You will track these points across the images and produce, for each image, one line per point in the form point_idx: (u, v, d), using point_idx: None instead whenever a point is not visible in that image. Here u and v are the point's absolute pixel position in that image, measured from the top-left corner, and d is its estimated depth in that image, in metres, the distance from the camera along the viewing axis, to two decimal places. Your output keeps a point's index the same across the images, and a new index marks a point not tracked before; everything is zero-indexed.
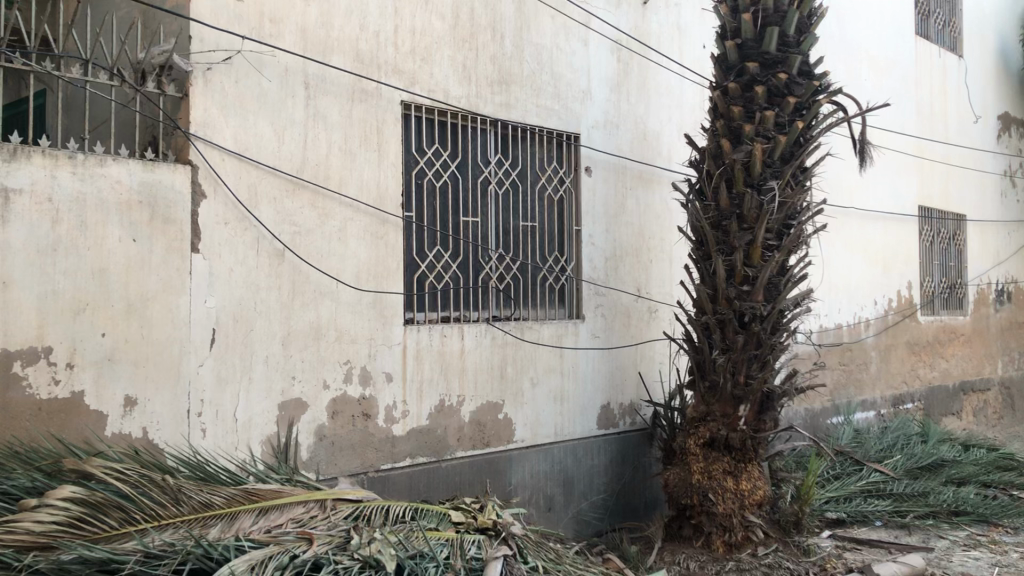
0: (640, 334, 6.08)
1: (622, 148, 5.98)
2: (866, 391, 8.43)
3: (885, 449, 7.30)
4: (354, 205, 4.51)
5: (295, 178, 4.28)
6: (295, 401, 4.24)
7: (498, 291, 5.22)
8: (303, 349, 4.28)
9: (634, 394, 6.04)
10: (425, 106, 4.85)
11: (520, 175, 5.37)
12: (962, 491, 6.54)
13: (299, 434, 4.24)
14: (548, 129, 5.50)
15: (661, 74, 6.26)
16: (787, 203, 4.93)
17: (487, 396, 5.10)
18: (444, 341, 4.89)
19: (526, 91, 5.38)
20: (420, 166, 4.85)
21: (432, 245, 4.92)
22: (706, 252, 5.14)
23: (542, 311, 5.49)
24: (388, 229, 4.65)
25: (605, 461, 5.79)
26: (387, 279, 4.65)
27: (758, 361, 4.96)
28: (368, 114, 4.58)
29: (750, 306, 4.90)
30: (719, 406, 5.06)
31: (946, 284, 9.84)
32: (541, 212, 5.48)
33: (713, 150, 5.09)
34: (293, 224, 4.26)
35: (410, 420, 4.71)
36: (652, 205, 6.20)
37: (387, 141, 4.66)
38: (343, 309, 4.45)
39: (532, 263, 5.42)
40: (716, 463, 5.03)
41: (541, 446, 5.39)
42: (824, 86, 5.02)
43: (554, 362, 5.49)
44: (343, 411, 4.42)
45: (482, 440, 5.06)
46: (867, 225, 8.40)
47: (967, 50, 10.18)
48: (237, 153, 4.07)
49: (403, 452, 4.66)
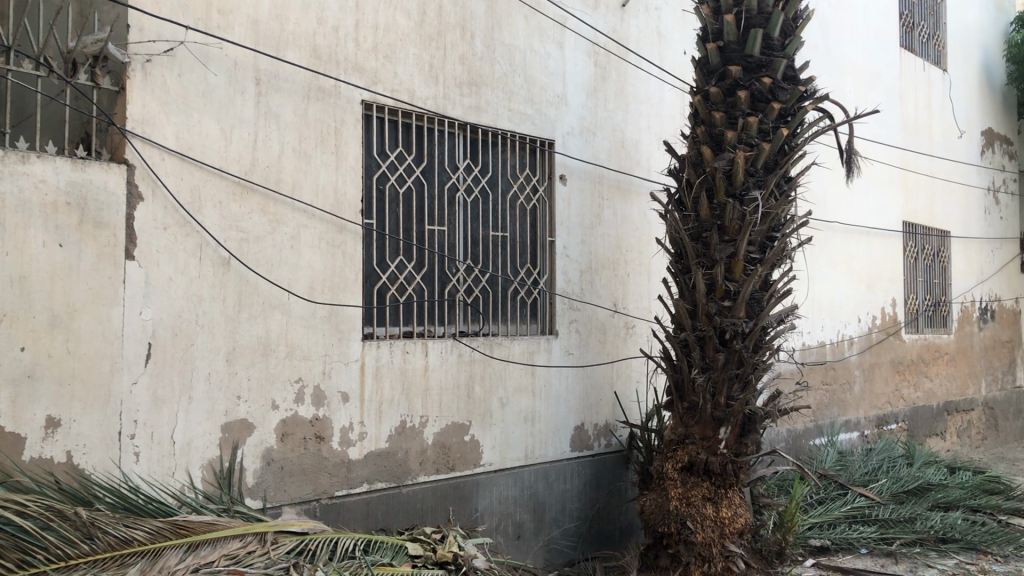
0: (617, 352, 5.79)
1: (599, 156, 5.70)
2: (849, 412, 8.18)
3: (869, 472, 7.05)
4: (308, 210, 4.20)
5: (243, 181, 3.96)
6: (240, 422, 3.91)
7: (466, 305, 4.91)
8: (249, 366, 3.95)
9: (609, 414, 5.73)
10: (389, 107, 4.56)
11: (491, 182, 5.08)
12: (950, 517, 6.25)
13: (244, 458, 3.90)
14: (522, 134, 5.22)
15: (640, 81, 6.01)
16: (772, 214, 4.66)
17: (452, 417, 4.78)
18: (406, 358, 4.57)
19: (498, 94, 5.10)
20: (382, 170, 4.55)
21: (394, 256, 4.61)
22: (685, 265, 4.86)
23: (512, 327, 5.19)
24: (346, 237, 4.34)
25: (578, 486, 5.48)
26: (344, 291, 4.33)
27: (739, 381, 4.68)
28: (325, 114, 4.28)
29: (730, 323, 4.63)
30: (699, 428, 4.76)
31: (931, 302, 9.64)
32: (512, 221, 5.18)
33: (693, 158, 4.83)
34: (240, 230, 3.95)
35: (368, 442, 4.38)
36: (630, 216, 5.92)
37: (345, 143, 4.36)
38: (295, 322, 4.13)
39: (502, 275, 5.12)
40: (695, 489, 4.72)
41: (510, 469, 5.07)
42: (810, 91, 4.77)
43: (525, 381, 5.18)
44: (293, 433, 4.09)
45: (447, 464, 4.73)
46: (851, 241, 8.18)
47: (951, 64, 10.03)
48: (179, 153, 3.76)
49: (359, 477, 4.32)
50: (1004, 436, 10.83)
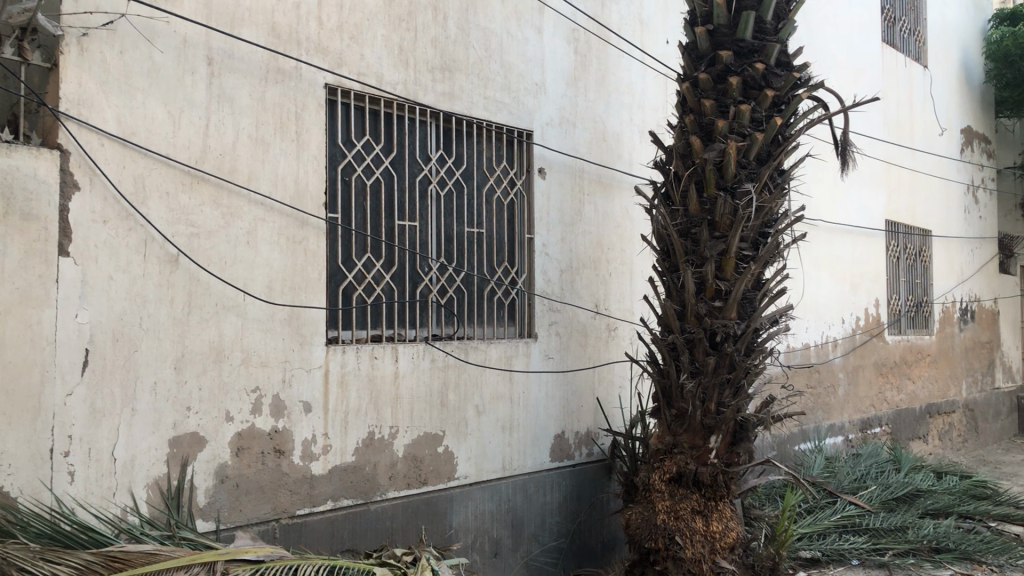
0: (598, 356, 5.48)
1: (579, 149, 5.39)
2: (833, 415, 7.95)
3: (857, 479, 6.81)
4: (265, 203, 3.83)
5: (193, 170, 3.59)
6: (190, 436, 3.54)
7: (439, 306, 4.57)
8: (201, 374, 3.58)
9: (591, 422, 5.42)
10: (355, 92, 4.21)
11: (465, 175, 4.75)
12: (943, 526, 6.00)
13: (195, 475, 3.53)
14: (498, 124, 4.89)
15: (622, 69, 5.71)
16: (766, 208, 4.38)
17: (425, 426, 4.43)
18: (374, 364, 4.22)
19: (473, 80, 4.77)
20: (348, 161, 4.20)
21: (362, 253, 4.26)
22: (673, 264, 4.55)
23: (489, 330, 4.85)
24: (308, 233, 3.99)
25: (559, 498, 5.16)
26: (305, 291, 3.97)
27: (731, 386, 4.38)
28: (285, 98, 3.92)
29: (722, 325, 4.33)
30: (688, 437, 4.45)
31: (913, 303, 9.46)
32: (488, 217, 4.86)
33: (682, 149, 4.53)
34: (190, 224, 3.58)
35: (333, 456, 4.02)
36: (612, 212, 5.62)
37: (307, 130, 4.00)
38: (252, 325, 3.76)
39: (478, 274, 4.79)
40: (684, 502, 4.41)
41: (486, 482, 4.74)
42: (805, 78, 4.48)
43: (502, 388, 4.85)
44: (250, 447, 3.73)
45: (419, 478, 4.38)
46: (835, 240, 7.95)
47: (931, 59, 9.86)
48: (121, 138, 3.38)
49: (323, 494, 3.97)
50: (984, 438, 10.69)
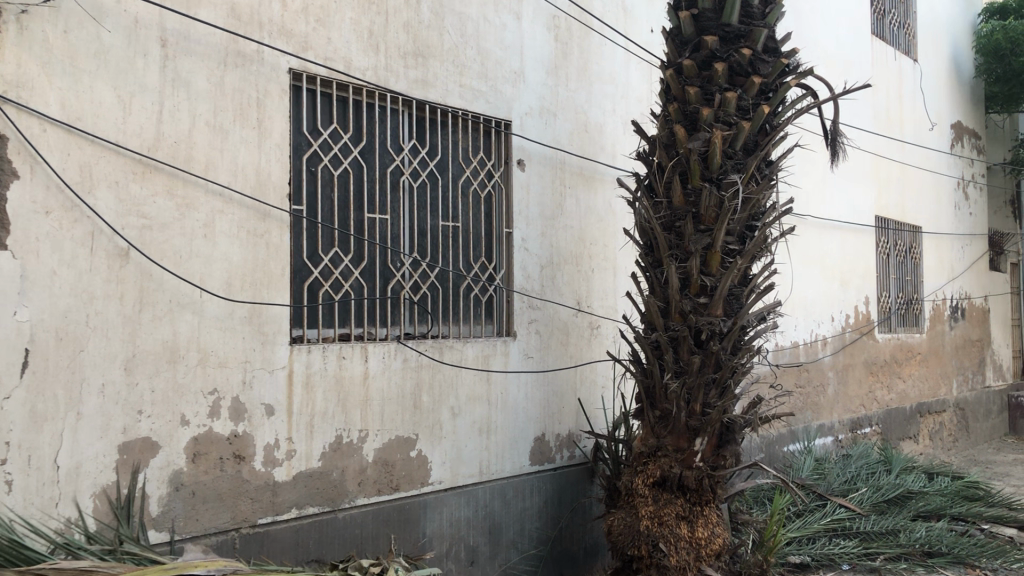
0: (580, 355, 5.28)
1: (560, 140, 5.20)
2: (823, 415, 7.78)
3: (848, 481, 6.64)
4: (224, 194, 3.62)
5: (145, 158, 3.37)
6: (142, 441, 3.32)
7: (412, 303, 4.37)
8: (153, 375, 3.36)
9: (572, 423, 5.22)
10: (322, 78, 4.00)
11: (440, 166, 4.55)
12: (935, 529, 5.83)
13: (147, 483, 3.31)
14: (474, 113, 4.69)
15: (604, 58, 5.51)
16: (752, 200, 4.19)
17: (397, 430, 4.23)
18: (342, 364, 4.01)
19: (447, 67, 4.56)
20: (314, 150, 3.99)
21: (328, 247, 4.04)
22: (656, 258, 4.35)
23: (465, 328, 4.65)
24: (270, 226, 3.77)
25: (539, 503, 4.97)
26: (267, 287, 3.75)
27: (717, 386, 4.19)
28: (246, 83, 3.71)
29: (707, 322, 4.14)
30: (672, 439, 4.25)
31: (903, 300, 9.30)
32: (464, 210, 4.66)
33: (665, 138, 4.33)
34: (141, 216, 3.36)
35: (297, 462, 3.81)
36: (594, 206, 5.42)
37: (269, 117, 3.79)
38: (209, 324, 3.54)
39: (453, 270, 4.59)
40: (668, 507, 4.20)
41: (462, 487, 4.54)
42: (792, 65, 4.31)
43: (479, 388, 4.65)
44: (207, 453, 3.51)
45: (391, 484, 4.18)
46: (824, 236, 7.78)
47: (921, 53, 9.72)
48: (66, 123, 3.15)
49: (287, 502, 3.76)
50: (975, 438, 10.55)
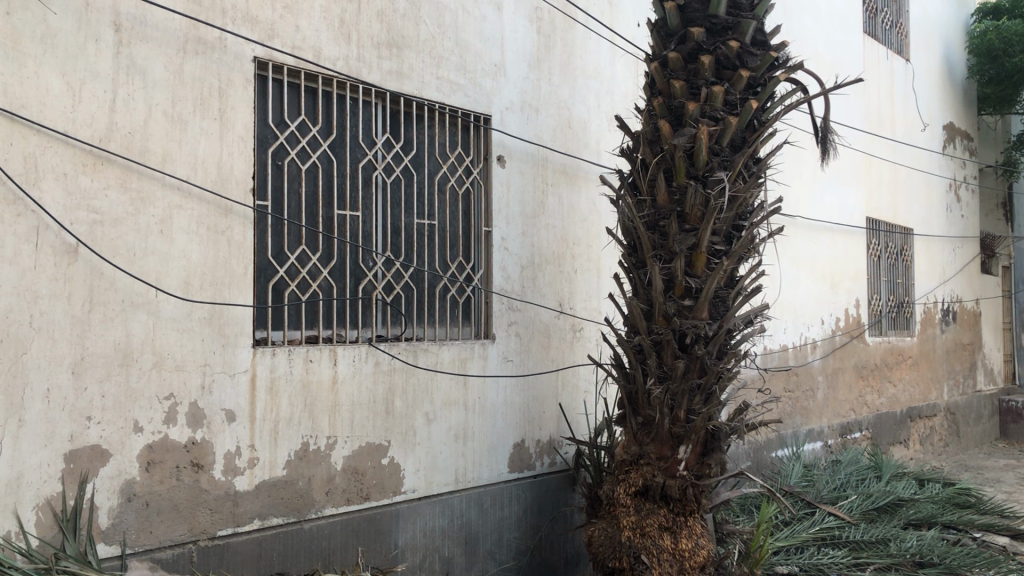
0: (562, 359, 5.11)
1: (542, 136, 5.02)
2: (812, 420, 7.63)
3: (838, 488, 6.49)
4: (182, 187, 3.43)
5: (96, 149, 3.18)
6: (90, 450, 3.12)
7: (384, 304, 4.20)
8: (103, 380, 3.17)
9: (553, 429, 5.04)
10: (289, 67, 3.82)
11: (415, 161, 4.37)
12: (927, 539, 5.66)
13: (97, 493, 3.12)
14: (452, 107, 4.52)
15: (589, 52, 5.35)
16: (739, 199, 4.02)
17: (367, 436, 4.04)
18: (309, 368, 3.82)
19: (423, 58, 4.38)
20: (281, 143, 3.81)
21: (295, 245, 3.87)
22: (639, 259, 4.17)
23: (442, 330, 4.48)
24: (232, 222, 3.59)
25: (518, 512, 4.79)
26: (228, 287, 3.56)
27: (702, 393, 4.03)
28: (207, 72, 3.52)
29: (692, 325, 3.97)
30: (655, 447, 4.07)
31: (894, 303, 9.16)
32: (441, 207, 4.49)
33: (649, 134, 4.16)
34: (92, 210, 3.17)
35: (260, 470, 3.62)
36: (577, 205, 5.25)
37: (232, 108, 3.60)
38: (165, 325, 3.36)
39: (429, 270, 4.41)
40: (651, 518, 4.01)
41: (437, 496, 4.35)
42: (782, 59, 4.13)
43: (455, 393, 4.47)
44: (163, 461, 3.32)
45: (360, 493, 4.00)
46: (813, 237, 7.63)
47: (914, 53, 9.59)
48: (9, 111, 2.96)
49: (248, 513, 3.57)
50: (965, 442, 10.42)
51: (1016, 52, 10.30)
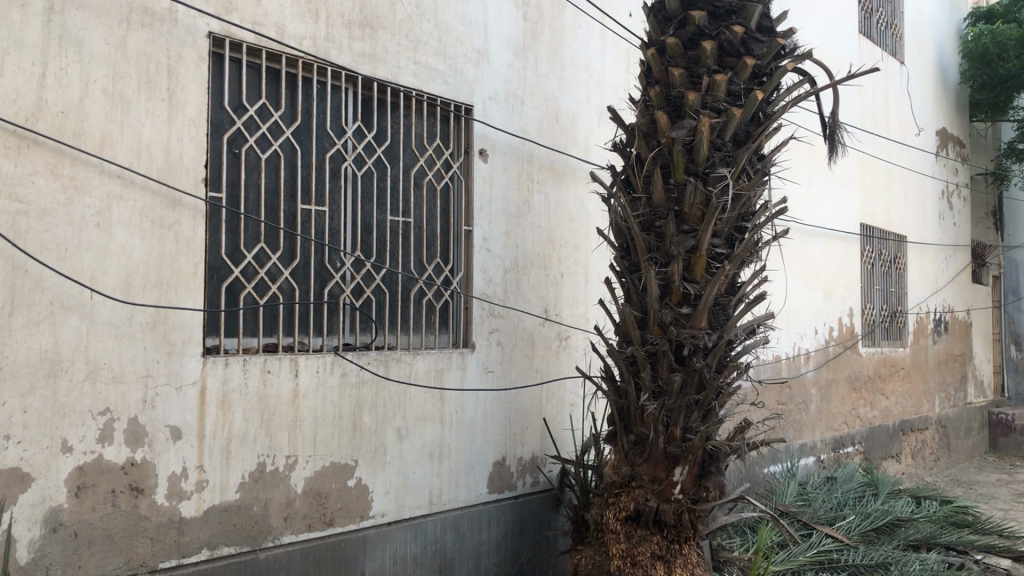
0: (547, 370, 4.75)
1: (527, 130, 4.67)
2: (805, 434, 7.31)
3: (835, 508, 6.17)
4: (123, 175, 3.04)
5: (20, 129, 2.78)
6: (8, 473, 2.72)
7: (353, 309, 3.82)
8: (25, 393, 2.77)
9: (537, 446, 4.67)
10: (248, 45, 3.44)
11: (389, 153, 4.01)
12: (930, 563, 5.33)
13: (14, 523, 2.72)
14: (430, 95, 4.15)
15: (578, 42, 5.00)
16: (744, 197, 3.68)
17: (332, 455, 3.66)
18: (267, 379, 3.43)
19: (399, 41, 4.01)
20: (238, 129, 3.43)
21: (252, 243, 3.49)
22: (633, 262, 3.80)
23: (416, 338, 4.11)
24: (180, 216, 3.20)
25: (497, 536, 4.41)
26: (174, 288, 3.17)
27: (700, 409, 3.65)
28: (153, 46, 3.13)
29: (690, 335, 3.61)
30: (648, 468, 3.68)
31: (887, 312, 8.88)
32: (417, 204, 4.12)
33: (645, 127, 3.80)
34: (15, 199, 2.77)
35: (209, 494, 3.22)
36: (564, 205, 4.90)
37: (182, 88, 3.22)
38: (100, 331, 2.96)
39: (403, 272, 4.04)
40: (642, 545, 3.60)
41: (408, 520, 3.97)
42: (789, 48, 3.81)
43: (430, 408, 4.09)
44: (96, 485, 2.91)
45: (323, 518, 3.61)
46: (808, 243, 7.33)
47: (908, 56, 9.34)
48: None
49: (195, 542, 3.17)
50: (956, 456, 10.16)
51: (1010, 58, 10.04)
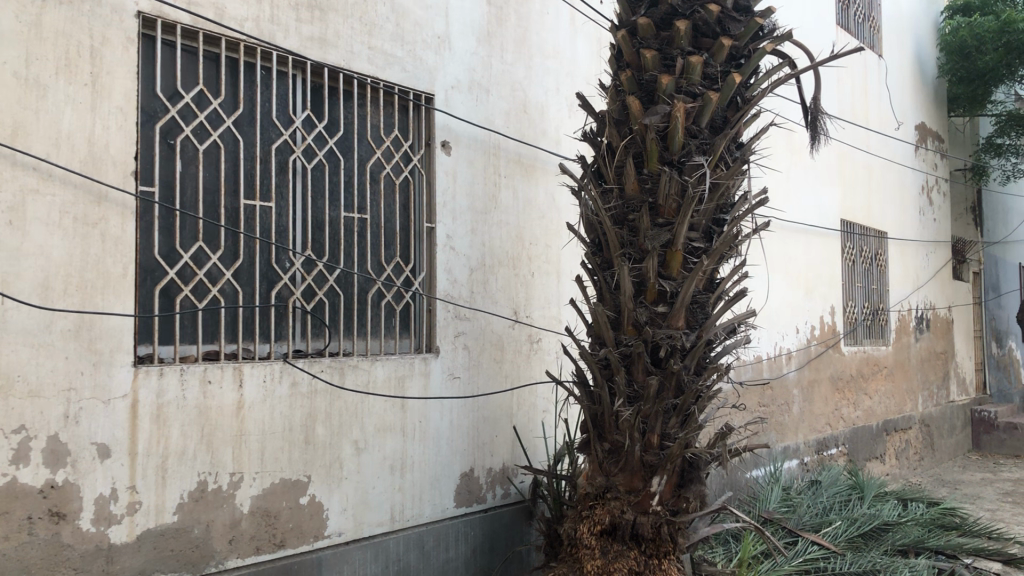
0: (518, 375, 4.49)
1: (493, 120, 4.41)
2: (788, 437, 7.10)
3: (819, 514, 5.95)
4: (40, 168, 2.75)
5: None
6: None
7: (303, 313, 3.54)
8: None
9: (507, 455, 4.41)
10: (183, 27, 3.16)
11: (342, 146, 3.75)
12: (918, 569, 5.09)
13: None
14: (387, 82, 3.89)
15: (546, 28, 4.75)
16: (721, 187, 3.41)
17: (282, 471, 3.38)
18: (208, 391, 3.15)
19: (352, 25, 3.74)
20: (173, 118, 3.15)
21: (190, 242, 3.20)
22: (606, 258, 3.54)
23: (374, 343, 3.84)
24: (107, 212, 2.92)
25: (466, 553, 4.14)
26: (99, 292, 2.89)
27: (678, 415, 3.40)
28: (73, 26, 2.84)
29: (667, 336, 3.35)
30: (624, 479, 3.42)
31: (869, 310, 8.69)
32: (373, 199, 3.86)
33: (616, 114, 3.54)
34: None
35: (143, 518, 2.93)
36: (534, 200, 4.64)
37: (107, 72, 2.93)
38: (14, 339, 2.67)
39: (359, 272, 3.76)
40: (619, 561, 3.33)
41: (368, 539, 3.69)
42: (767, 29, 3.57)
43: (391, 417, 3.82)
44: (9, 511, 2.62)
45: (273, 539, 3.33)
46: (788, 240, 7.13)
47: (885, 50, 9.19)
48: None
49: (126, 571, 2.88)
50: (939, 455, 10.01)
51: (989, 50, 9.90)
